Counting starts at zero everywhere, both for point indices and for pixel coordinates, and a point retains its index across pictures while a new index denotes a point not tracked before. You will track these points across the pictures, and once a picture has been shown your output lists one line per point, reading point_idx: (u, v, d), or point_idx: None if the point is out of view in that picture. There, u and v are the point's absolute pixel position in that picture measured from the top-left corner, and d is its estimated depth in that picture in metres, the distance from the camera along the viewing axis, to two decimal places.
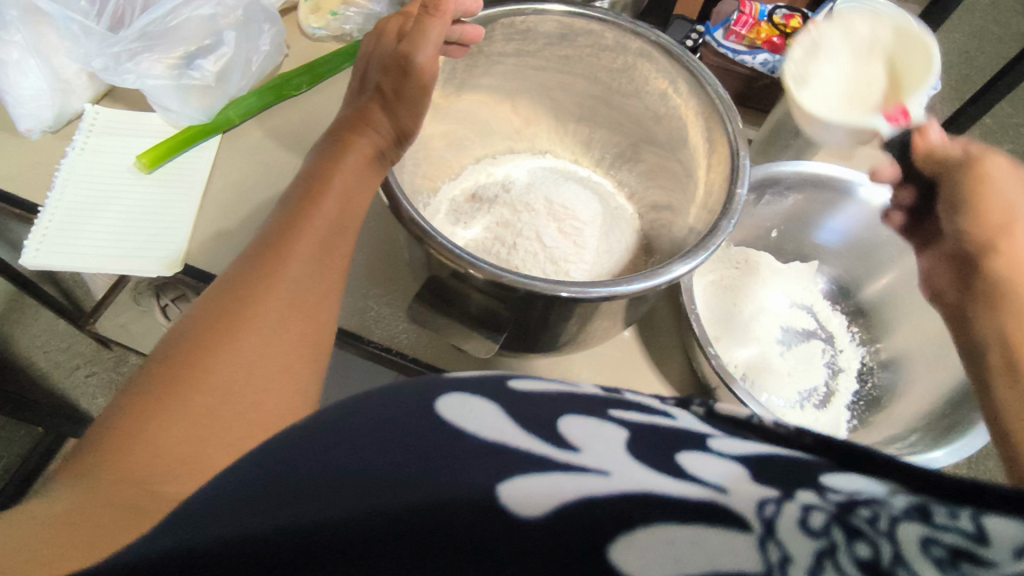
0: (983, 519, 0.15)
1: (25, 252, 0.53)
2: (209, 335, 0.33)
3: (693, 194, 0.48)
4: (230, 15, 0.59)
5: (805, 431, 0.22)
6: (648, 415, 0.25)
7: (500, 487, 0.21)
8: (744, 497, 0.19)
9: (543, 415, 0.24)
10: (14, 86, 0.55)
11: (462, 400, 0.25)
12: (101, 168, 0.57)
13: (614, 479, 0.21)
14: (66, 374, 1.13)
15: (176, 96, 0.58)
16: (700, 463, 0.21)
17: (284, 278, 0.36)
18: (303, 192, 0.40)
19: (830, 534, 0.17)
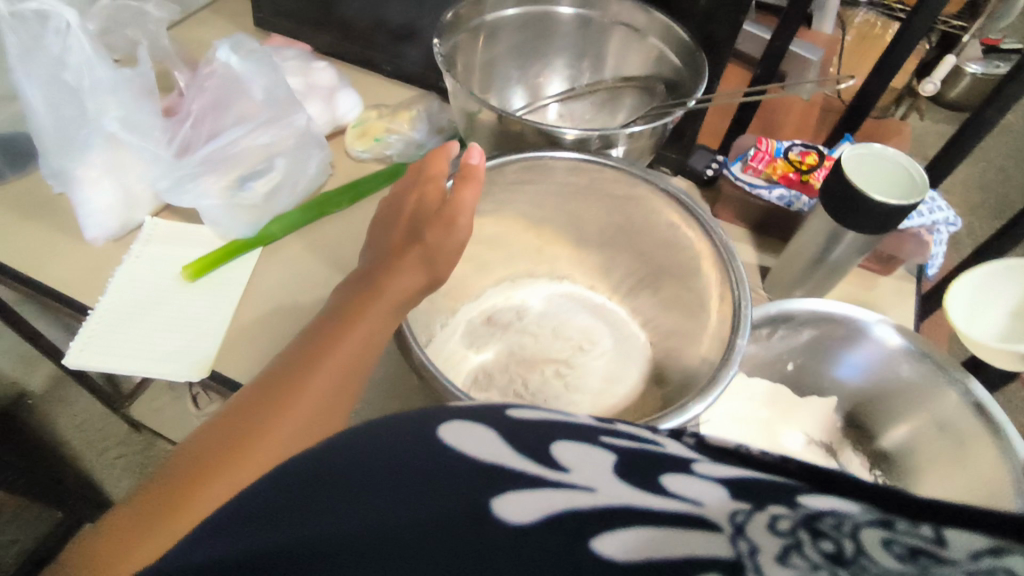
0: (944, 530, 0.18)
1: (70, 351, 0.57)
2: (255, 400, 0.37)
3: (703, 330, 0.49)
4: (284, 143, 0.65)
5: (789, 457, 0.22)
6: (640, 442, 0.26)
7: (493, 501, 0.23)
8: (719, 508, 0.21)
9: (534, 437, 0.26)
10: (89, 202, 0.61)
11: (464, 428, 0.26)
12: (152, 275, 0.62)
13: (600, 494, 0.23)
14: (96, 456, 1.16)
15: (226, 213, 0.63)
16: (684, 484, 0.23)
17: (297, 398, 0.37)
18: (330, 319, 0.41)
19: (796, 534, 0.19)
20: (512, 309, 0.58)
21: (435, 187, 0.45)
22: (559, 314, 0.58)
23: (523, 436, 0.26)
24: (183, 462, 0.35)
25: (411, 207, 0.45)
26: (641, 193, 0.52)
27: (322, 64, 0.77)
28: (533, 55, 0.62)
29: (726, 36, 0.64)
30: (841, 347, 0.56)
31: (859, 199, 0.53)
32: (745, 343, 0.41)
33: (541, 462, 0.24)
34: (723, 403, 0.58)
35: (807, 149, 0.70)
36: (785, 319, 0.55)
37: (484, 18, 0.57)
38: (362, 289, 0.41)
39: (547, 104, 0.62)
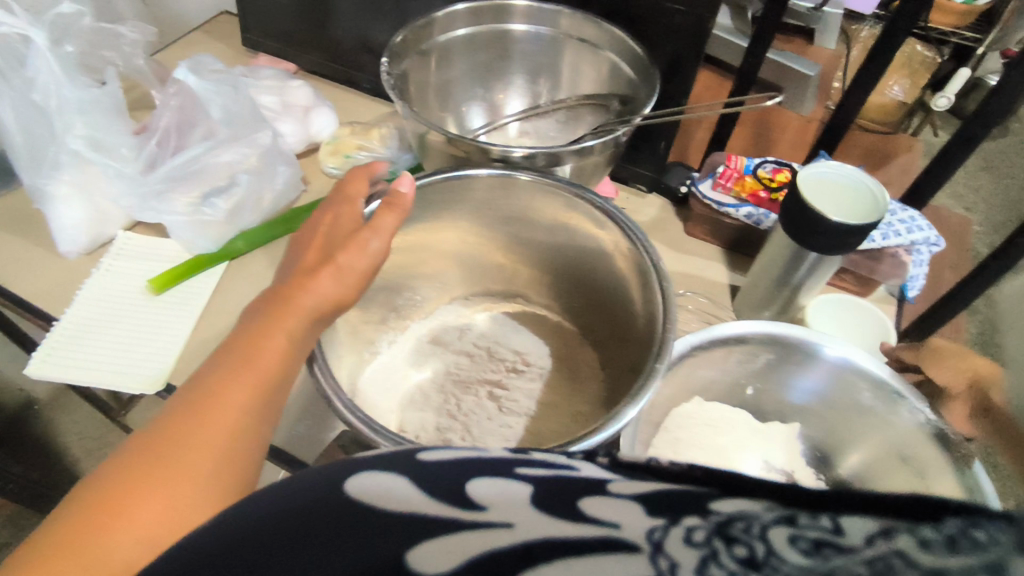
0: (841, 518, 0.17)
1: (33, 361, 0.58)
2: (184, 417, 0.35)
3: (635, 336, 0.48)
4: (249, 160, 0.65)
5: (696, 464, 0.20)
6: (556, 464, 0.24)
7: (409, 554, 0.23)
8: (635, 527, 0.20)
9: (450, 478, 0.24)
10: (60, 217, 0.63)
11: (374, 475, 0.24)
12: (118, 288, 0.64)
13: (517, 529, 0.22)
14: (94, 464, 1.19)
15: (190, 229, 0.64)
16: (600, 505, 0.22)
17: (216, 413, 0.36)
18: (248, 335, 0.40)
19: (711, 543, 0.18)
20: (457, 327, 0.57)
21: (350, 211, 0.48)
22: (506, 333, 0.57)
23: (441, 476, 0.24)
24: (103, 488, 0.32)
25: (332, 231, 0.46)
26: (578, 218, 0.50)
27: (299, 83, 0.78)
28: (491, 73, 0.63)
29: (690, 54, 0.63)
30: (796, 369, 0.54)
31: (814, 217, 0.51)
32: (664, 364, 0.40)
33: (456, 502, 0.23)
34: (678, 427, 0.54)
35: (779, 166, 0.68)
36: (738, 340, 0.52)
37: (436, 39, 0.57)
38: (277, 306, 0.41)
39: (506, 123, 0.62)
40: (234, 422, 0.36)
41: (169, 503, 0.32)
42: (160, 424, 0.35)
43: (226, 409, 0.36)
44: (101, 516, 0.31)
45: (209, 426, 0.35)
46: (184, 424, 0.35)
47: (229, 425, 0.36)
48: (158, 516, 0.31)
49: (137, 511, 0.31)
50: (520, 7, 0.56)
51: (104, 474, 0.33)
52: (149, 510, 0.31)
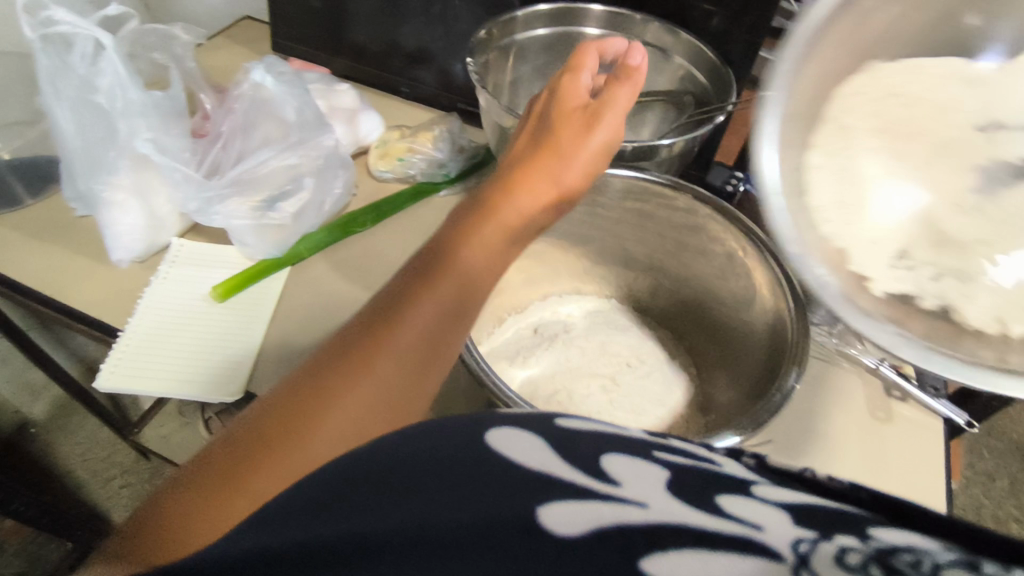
0: None
1: (102, 373, 0.56)
2: (373, 329, 0.37)
3: (751, 341, 0.50)
4: (312, 163, 0.64)
5: (860, 486, 0.23)
6: (692, 460, 0.25)
7: (540, 511, 0.23)
8: (780, 535, 0.21)
9: (588, 449, 0.25)
10: (116, 223, 0.60)
11: (517, 435, 0.25)
12: (180, 296, 0.62)
13: (651, 510, 0.23)
14: (102, 485, 1.12)
15: (254, 234, 0.63)
16: (743, 506, 0.22)
17: (401, 334, 0.37)
18: (425, 263, 0.41)
19: (868, 570, 0.19)
20: (558, 322, 0.59)
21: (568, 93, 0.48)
22: (601, 327, 0.58)
23: (578, 445, 0.25)
24: (300, 381, 0.35)
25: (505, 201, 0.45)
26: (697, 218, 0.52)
27: (344, 86, 0.77)
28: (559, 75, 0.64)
29: None
30: None
31: None
32: (804, 367, 0.42)
33: (588, 471, 0.24)
34: None
35: None
36: None
37: (513, 38, 0.58)
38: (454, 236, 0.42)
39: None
40: (380, 402, 0.34)
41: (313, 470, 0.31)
42: (306, 382, 0.34)
43: (368, 387, 0.34)
44: (248, 463, 0.31)
45: (352, 400, 0.34)
46: (327, 389, 0.34)
47: (371, 404, 0.34)
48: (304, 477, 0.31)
49: (323, 419, 0.33)
50: (595, 8, 0.58)
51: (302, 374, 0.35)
52: (341, 412, 0.33)
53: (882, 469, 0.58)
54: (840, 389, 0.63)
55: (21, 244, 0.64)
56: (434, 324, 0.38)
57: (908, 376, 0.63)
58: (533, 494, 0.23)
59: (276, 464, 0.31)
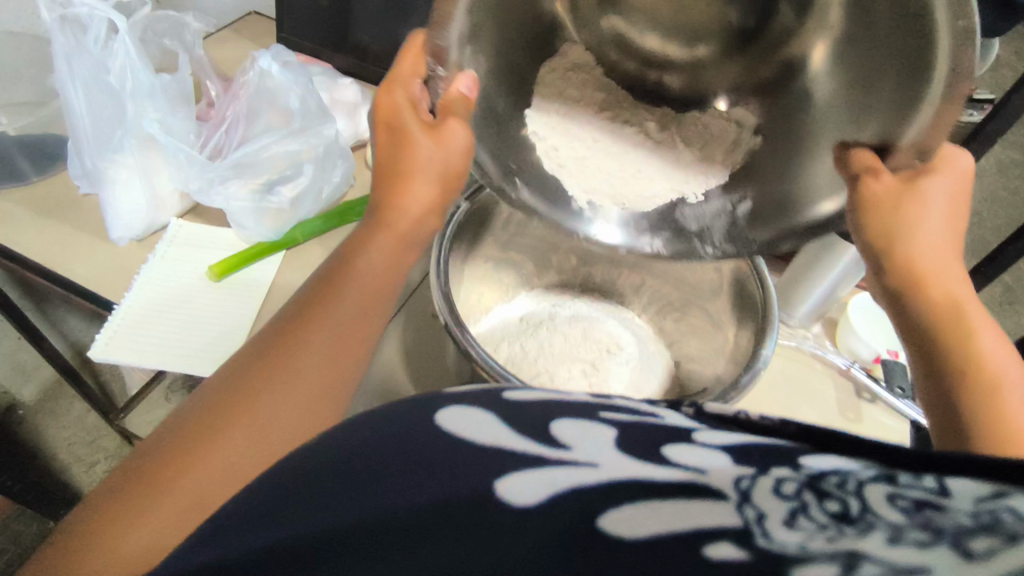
0: (947, 479, 0.16)
1: (96, 344, 0.58)
2: (269, 354, 0.39)
3: (723, 330, 0.54)
4: (311, 151, 0.66)
5: (789, 421, 0.21)
6: (636, 414, 0.25)
7: (495, 484, 0.22)
8: (723, 475, 0.20)
9: (538, 419, 0.25)
10: (118, 202, 0.62)
11: (466, 412, 0.26)
12: (177, 274, 0.63)
13: (602, 469, 0.22)
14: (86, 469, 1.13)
15: (253, 217, 0.65)
16: (686, 453, 0.22)
17: (296, 356, 0.39)
18: (320, 289, 0.43)
19: (800, 496, 0.18)
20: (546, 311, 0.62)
21: (388, 102, 0.47)
22: (587, 316, 0.62)
23: (520, 416, 0.26)
24: (196, 415, 0.36)
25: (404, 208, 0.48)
26: None
27: (347, 81, 0.79)
28: None
29: None
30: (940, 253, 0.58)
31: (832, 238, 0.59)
32: (771, 354, 0.45)
33: (539, 438, 0.24)
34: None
35: None
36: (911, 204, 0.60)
37: None
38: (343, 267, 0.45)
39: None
40: (286, 410, 0.37)
41: (214, 479, 0.33)
42: (217, 394, 0.37)
43: (278, 395, 0.37)
44: (156, 476, 0.33)
45: (258, 413, 0.36)
46: (235, 403, 0.36)
47: (285, 402, 0.37)
48: (205, 487, 0.33)
49: (220, 447, 0.34)
50: None
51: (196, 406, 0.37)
52: (239, 436, 0.35)
53: None
54: (814, 389, 0.66)
55: (23, 217, 0.65)
56: (338, 333, 0.41)
57: (878, 379, 0.65)
58: (488, 471, 0.23)
59: (168, 500, 0.32)
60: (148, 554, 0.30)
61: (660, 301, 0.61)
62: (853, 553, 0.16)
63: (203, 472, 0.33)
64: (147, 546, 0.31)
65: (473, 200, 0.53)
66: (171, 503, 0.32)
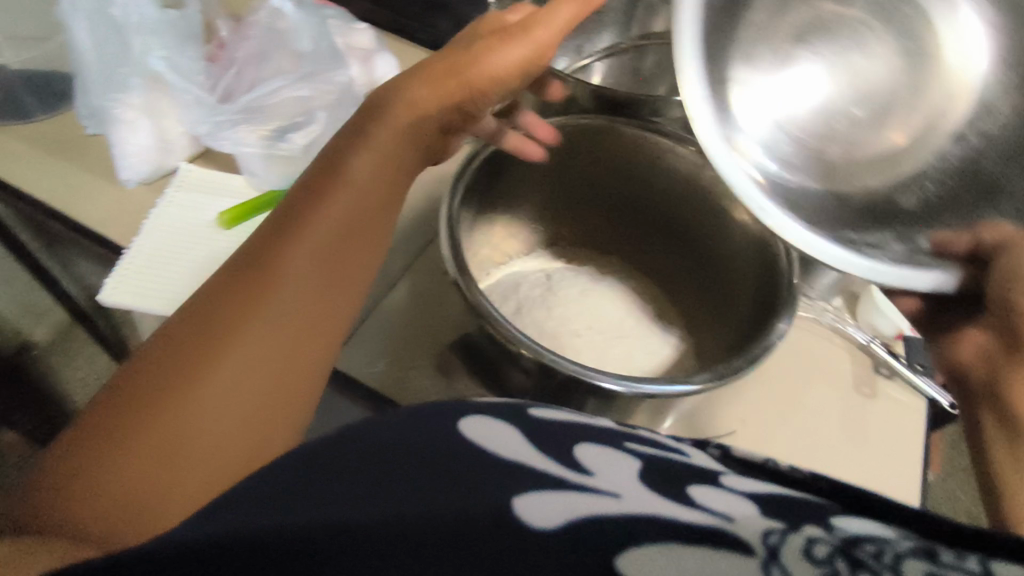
0: (994, 565, 0.19)
1: (105, 287, 0.57)
2: (232, 302, 0.34)
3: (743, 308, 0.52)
4: (325, 97, 0.64)
5: (819, 476, 0.24)
6: (660, 451, 0.29)
7: (514, 501, 0.24)
8: (751, 527, 0.22)
9: (561, 442, 0.28)
10: (124, 142, 0.61)
11: (485, 421, 0.29)
12: (185, 221, 0.62)
13: (623, 501, 0.24)
14: None
15: (262, 162, 0.63)
16: (711, 500, 0.24)
17: (263, 309, 0.34)
18: (285, 219, 0.38)
19: (835, 562, 0.19)
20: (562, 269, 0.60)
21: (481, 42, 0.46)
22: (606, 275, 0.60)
23: (551, 430, 0.29)
24: (145, 370, 0.32)
25: (376, 151, 0.42)
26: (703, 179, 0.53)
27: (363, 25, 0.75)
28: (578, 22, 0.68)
29: None
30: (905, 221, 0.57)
31: None
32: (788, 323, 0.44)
33: (567, 464, 0.26)
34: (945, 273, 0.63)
35: None
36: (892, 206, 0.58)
37: None
38: (315, 186, 0.39)
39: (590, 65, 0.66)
40: (251, 364, 0.33)
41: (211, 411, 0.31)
42: (203, 327, 0.33)
43: (267, 325, 0.34)
44: (149, 401, 0.30)
45: (232, 361, 0.32)
46: (194, 362, 0.32)
47: (250, 360, 0.33)
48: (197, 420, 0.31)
49: (170, 418, 0.30)
50: None
51: (147, 360, 0.32)
52: (193, 407, 0.31)
53: (863, 441, 0.59)
54: (830, 365, 0.64)
55: (30, 155, 0.64)
56: (326, 256, 0.38)
57: (897, 355, 0.63)
58: (505, 489, 0.24)
59: (111, 475, 0.28)
60: (138, 500, 0.28)
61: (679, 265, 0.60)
62: None
63: (193, 405, 0.31)
64: (127, 487, 0.28)
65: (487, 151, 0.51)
66: (159, 440, 0.30)
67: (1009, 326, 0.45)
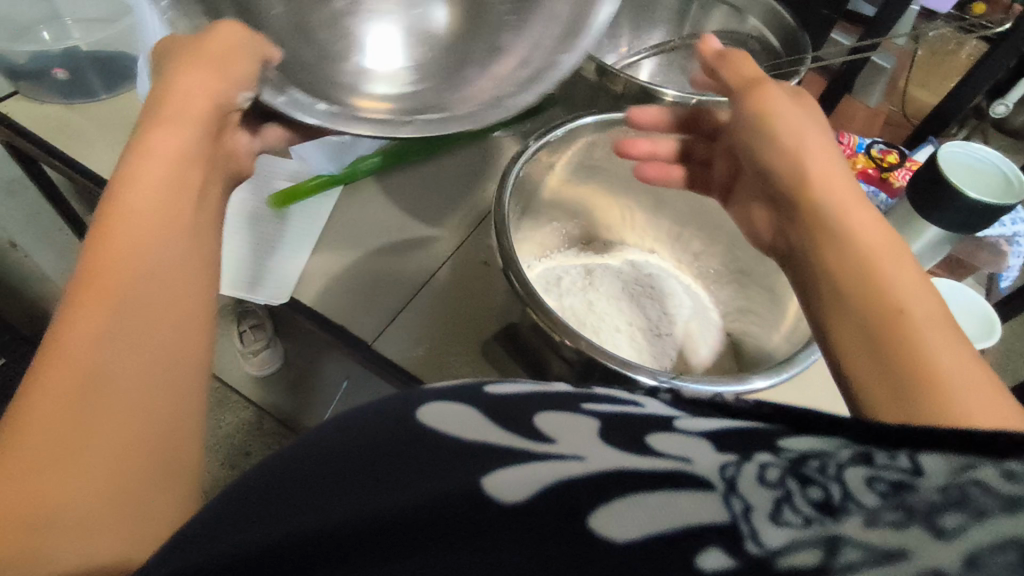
0: (920, 457, 0.19)
1: None
2: (98, 279, 0.29)
3: (786, 311, 0.52)
4: None
5: (763, 402, 0.24)
6: (617, 405, 0.28)
7: (484, 478, 0.24)
8: (708, 465, 0.23)
9: (521, 415, 0.28)
10: None
11: (450, 406, 0.28)
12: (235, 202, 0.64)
13: (589, 461, 0.24)
14: None
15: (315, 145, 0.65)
16: (667, 442, 0.24)
17: (132, 278, 0.30)
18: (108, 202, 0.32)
19: (785, 484, 0.20)
20: (602, 262, 0.60)
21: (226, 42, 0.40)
22: (645, 271, 0.60)
23: (507, 403, 0.29)
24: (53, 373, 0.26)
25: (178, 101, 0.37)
26: None
27: None
28: (629, 19, 0.68)
29: (824, 20, 0.63)
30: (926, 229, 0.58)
31: (942, 193, 0.54)
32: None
33: (527, 434, 0.26)
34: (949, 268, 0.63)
35: (888, 148, 0.72)
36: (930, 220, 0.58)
37: None
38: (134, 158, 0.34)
39: (639, 62, 0.67)
40: (153, 335, 0.30)
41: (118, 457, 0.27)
42: (57, 375, 0.26)
43: (130, 303, 0.29)
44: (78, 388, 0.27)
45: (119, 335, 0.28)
46: (92, 345, 0.27)
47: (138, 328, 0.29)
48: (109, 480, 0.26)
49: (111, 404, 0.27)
50: None
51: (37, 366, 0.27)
52: (125, 390, 0.28)
53: None
54: None
55: (93, 135, 0.67)
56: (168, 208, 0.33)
57: None
58: (477, 467, 0.25)
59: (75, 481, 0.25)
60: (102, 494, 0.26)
61: (721, 267, 0.60)
62: (833, 538, 0.19)
63: (91, 449, 0.26)
64: (113, 477, 0.26)
65: (541, 141, 0.51)
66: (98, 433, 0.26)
67: (772, 190, 0.42)
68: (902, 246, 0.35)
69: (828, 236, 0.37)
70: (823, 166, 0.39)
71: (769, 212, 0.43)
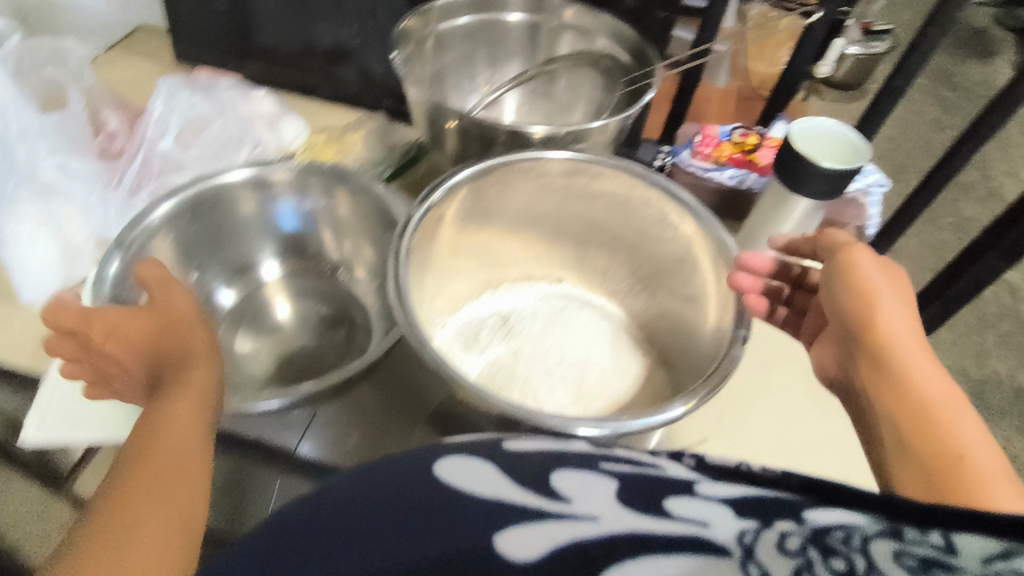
0: (952, 535, 0.19)
1: (28, 431, 0.51)
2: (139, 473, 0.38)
3: (698, 313, 0.54)
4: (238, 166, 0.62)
5: (790, 473, 0.22)
6: (638, 464, 0.25)
7: (496, 537, 0.23)
8: (724, 527, 0.22)
9: (540, 466, 0.25)
10: (19, 261, 0.54)
11: (466, 463, 0.25)
12: None
13: (602, 522, 0.23)
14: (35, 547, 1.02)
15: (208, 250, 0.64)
16: (687, 505, 0.23)
17: (156, 463, 0.38)
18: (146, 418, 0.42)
19: (806, 553, 0.21)
20: (514, 309, 0.59)
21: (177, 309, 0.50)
22: (558, 307, 0.60)
23: (524, 465, 0.25)
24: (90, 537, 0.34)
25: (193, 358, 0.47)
26: (638, 195, 0.55)
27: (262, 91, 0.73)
28: (483, 58, 0.68)
29: (664, 27, 0.67)
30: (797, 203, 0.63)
31: (804, 168, 0.58)
32: (747, 332, 0.46)
33: (542, 491, 0.24)
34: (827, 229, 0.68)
35: (747, 131, 0.77)
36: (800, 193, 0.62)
37: (434, 27, 0.63)
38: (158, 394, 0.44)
39: (500, 97, 0.68)
40: (166, 501, 0.37)
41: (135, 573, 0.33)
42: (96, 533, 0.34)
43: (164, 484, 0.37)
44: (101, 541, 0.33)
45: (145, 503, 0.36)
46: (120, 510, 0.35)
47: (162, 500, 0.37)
48: None
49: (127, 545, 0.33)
50: (511, 18, 0.65)
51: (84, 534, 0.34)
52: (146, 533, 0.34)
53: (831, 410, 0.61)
54: (784, 342, 0.67)
55: None
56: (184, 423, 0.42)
57: None
58: (486, 524, 0.23)
59: None
60: None
61: (629, 280, 0.61)
62: None
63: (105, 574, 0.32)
64: None
65: (424, 207, 0.50)
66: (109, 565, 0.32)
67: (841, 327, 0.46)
68: (969, 407, 0.38)
69: (880, 369, 0.42)
70: (890, 310, 0.43)
71: (838, 347, 0.47)
